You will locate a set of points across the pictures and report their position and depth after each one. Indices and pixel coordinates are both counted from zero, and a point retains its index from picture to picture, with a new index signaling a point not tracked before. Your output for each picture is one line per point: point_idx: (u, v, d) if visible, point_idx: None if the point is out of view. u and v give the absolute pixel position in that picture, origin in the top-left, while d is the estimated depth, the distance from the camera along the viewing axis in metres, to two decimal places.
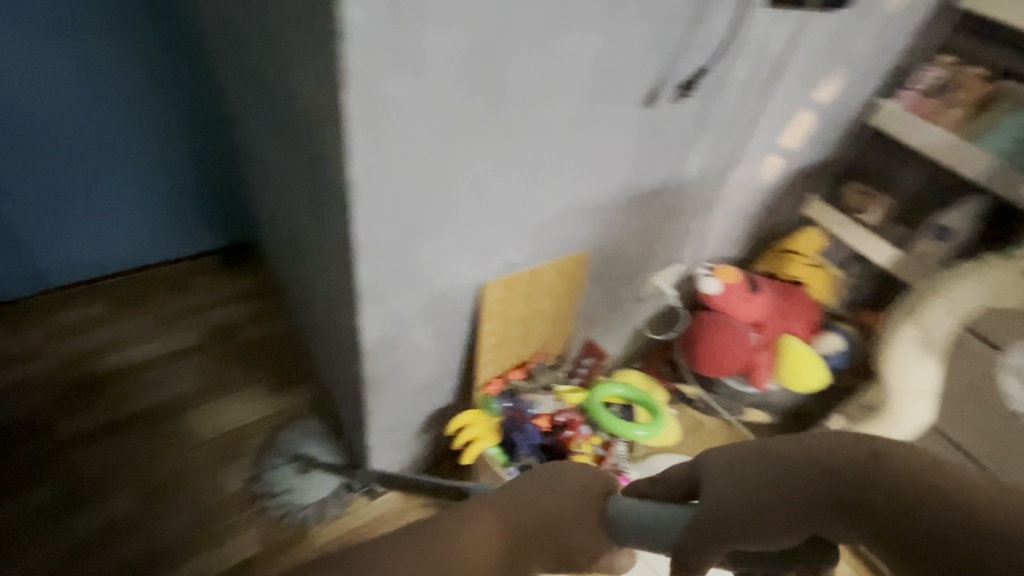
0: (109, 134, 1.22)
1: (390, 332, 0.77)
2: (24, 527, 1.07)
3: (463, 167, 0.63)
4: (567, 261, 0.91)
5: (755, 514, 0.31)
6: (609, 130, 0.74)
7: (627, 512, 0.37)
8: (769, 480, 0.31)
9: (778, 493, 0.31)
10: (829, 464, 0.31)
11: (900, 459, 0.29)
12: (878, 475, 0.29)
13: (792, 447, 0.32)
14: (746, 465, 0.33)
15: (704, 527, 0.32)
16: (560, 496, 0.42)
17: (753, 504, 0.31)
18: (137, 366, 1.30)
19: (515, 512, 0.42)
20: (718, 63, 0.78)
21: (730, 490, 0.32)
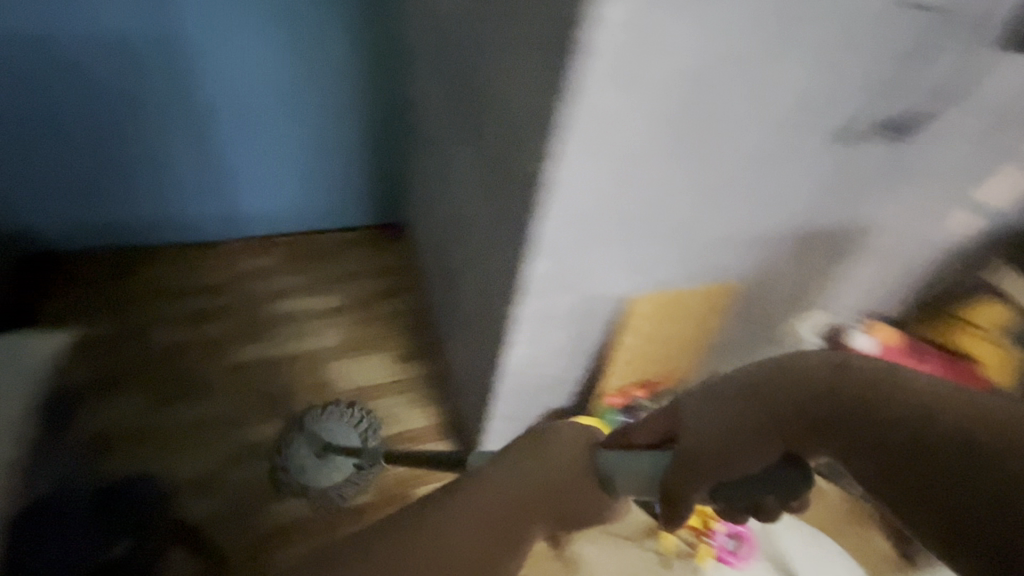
0: (312, 116, 1.41)
1: (537, 327, 0.82)
2: (199, 431, 1.29)
3: (648, 184, 0.65)
4: (715, 289, 0.90)
5: (734, 447, 0.43)
6: (795, 162, 0.72)
7: (615, 461, 0.51)
8: (743, 411, 0.44)
9: (752, 419, 0.44)
10: (791, 396, 0.43)
11: (852, 381, 0.42)
12: (827, 398, 0.42)
13: (761, 383, 0.45)
14: (723, 413, 0.44)
15: (688, 463, 0.44)
16: (556, 465, 0.57)
17: (731, 430, 0.44)
18: (297, 315, 1.50)
19: (494, 497, 0.58)
20: (933, 108, 0.72)
21: (699, 429, 0.45)
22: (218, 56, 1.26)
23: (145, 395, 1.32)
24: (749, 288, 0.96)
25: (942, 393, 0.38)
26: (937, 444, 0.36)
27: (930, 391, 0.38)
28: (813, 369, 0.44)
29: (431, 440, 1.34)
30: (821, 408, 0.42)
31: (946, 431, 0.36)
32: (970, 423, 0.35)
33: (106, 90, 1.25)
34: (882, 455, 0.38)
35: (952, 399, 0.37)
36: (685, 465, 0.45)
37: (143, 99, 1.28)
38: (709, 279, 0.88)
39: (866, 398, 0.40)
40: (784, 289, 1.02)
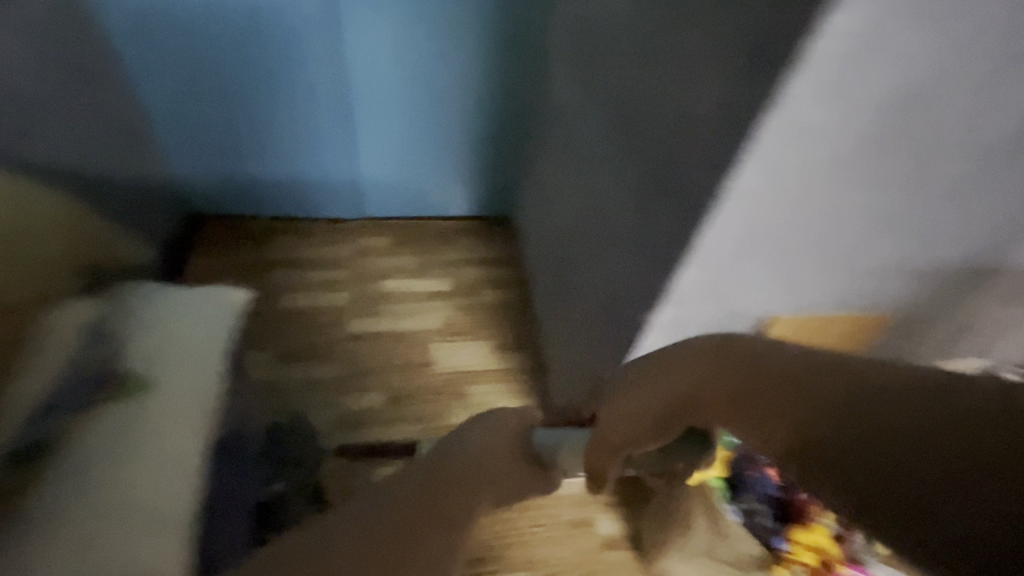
0: (445, 107, 1.48)
1: (669, 335, 0.81)
2: (315, 389, 1.40)
3: (828, 202, 0.63)
4: (862, 319, 0.85)
5: (635, 430, 0.46)
6: (995, 196, 0.66)
7: (547, 443, 0.51)
8: (643, 398, 0.46)
9: (653, 411, 0.45)
10: (671, 388, 0.44)
11: (740, 369, 0.41)
12: (720, 381, 0.42)
13: (650, 372, 0.46)
14: (625, 397, 0.47)
15: (595, 448, 0.48)
16: (493, 442, 0.44)
17: (638, 426, 0.46)
18: (408, 295, 1.59)
19: (419, 487, 0.38)
20: None
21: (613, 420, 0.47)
22: (376, 47, 1.36)
23: (271, 351, 1.45)
24: (896, 322, 0.89)
25: (843, 370, 0.37)
26: (823, 429, 0.35)
27: (826, 373, 0.37)
28: (695, 352, 0.44)
29: None
30: (713, 398, 0.42)
31: (843, 417, 0.35)
32: (879, 414, 0.34)
33: (274, 71, 1.38)
34: (770, 437, 0.38)
35: (842, 380, 0.36)
36: (600, 449, 0.47)
37: (306, 83, 1.41)
38: (857, 308, 0.83)
39: (760, 386, 0.39)
40: (933, 327, 0.93)
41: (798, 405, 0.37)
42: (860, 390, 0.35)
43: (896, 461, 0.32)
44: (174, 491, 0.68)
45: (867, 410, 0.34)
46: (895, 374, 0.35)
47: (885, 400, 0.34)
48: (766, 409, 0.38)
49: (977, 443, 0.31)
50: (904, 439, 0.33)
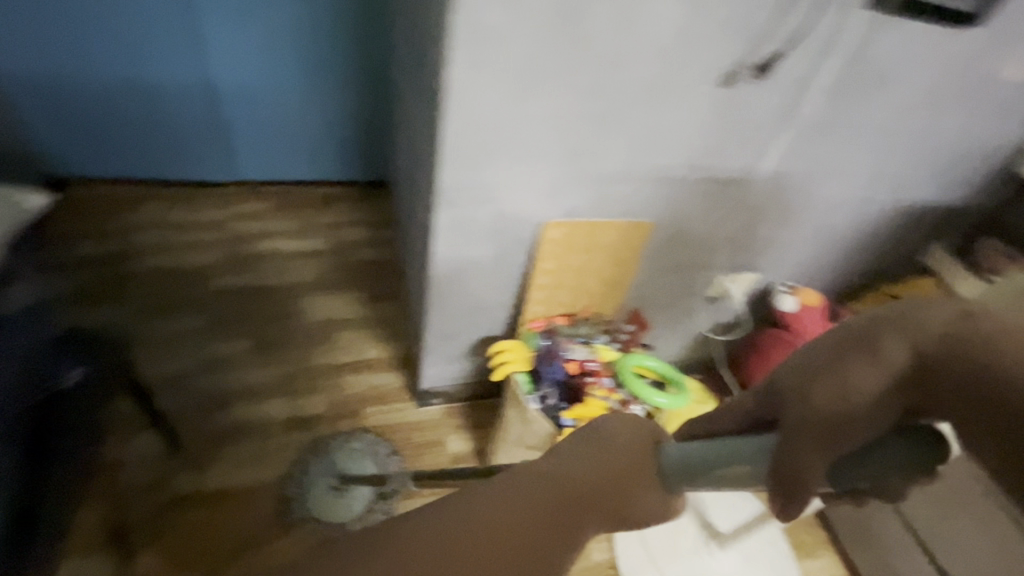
0: (304, 67, 1.52)
1: (458, 239, 0.93)
2: (171, 338, 1.39)
3: (540, 104, 0.77)
4: (627, 227, 0.99)
5: (836, 424, 0.32)
6: (685, 103, 0.82)
7: (676, 455, 0.36)
8: (800, 397, 0.34)
9: (891, 383, 0.33)
10: (861, 379, 0.33)
11: (953, 342, 0.33)
12: (911, 335, 0.34)
13: (851, 344, 0.35)
14: (803, 377, 0.35)
15: (786, 450, 0.33)
16: (608, 462, 0.36)
17: (871, 403, 0.33)
18: (279, 253, 1.63)
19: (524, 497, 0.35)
20: (800, 51, 0.81)
21: (843, 397, 0.33)
22: (221, 8, 1.39)
23: (133, 308, 1.44)
24: (668, 231, 1.04)
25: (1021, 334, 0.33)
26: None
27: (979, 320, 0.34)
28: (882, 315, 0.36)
29: (382, 371, 1.41)
30: (945, 366, 0.33)
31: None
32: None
33: (119, 26, 1.39)
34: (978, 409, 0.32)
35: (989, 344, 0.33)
36: (808, 450, 0.32)
37: (151, 42, 1.41)
38: (621, 215, 0.98)
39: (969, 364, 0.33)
40: (704, 238, 1.09)
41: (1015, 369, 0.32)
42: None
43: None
44: None
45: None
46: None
47: None
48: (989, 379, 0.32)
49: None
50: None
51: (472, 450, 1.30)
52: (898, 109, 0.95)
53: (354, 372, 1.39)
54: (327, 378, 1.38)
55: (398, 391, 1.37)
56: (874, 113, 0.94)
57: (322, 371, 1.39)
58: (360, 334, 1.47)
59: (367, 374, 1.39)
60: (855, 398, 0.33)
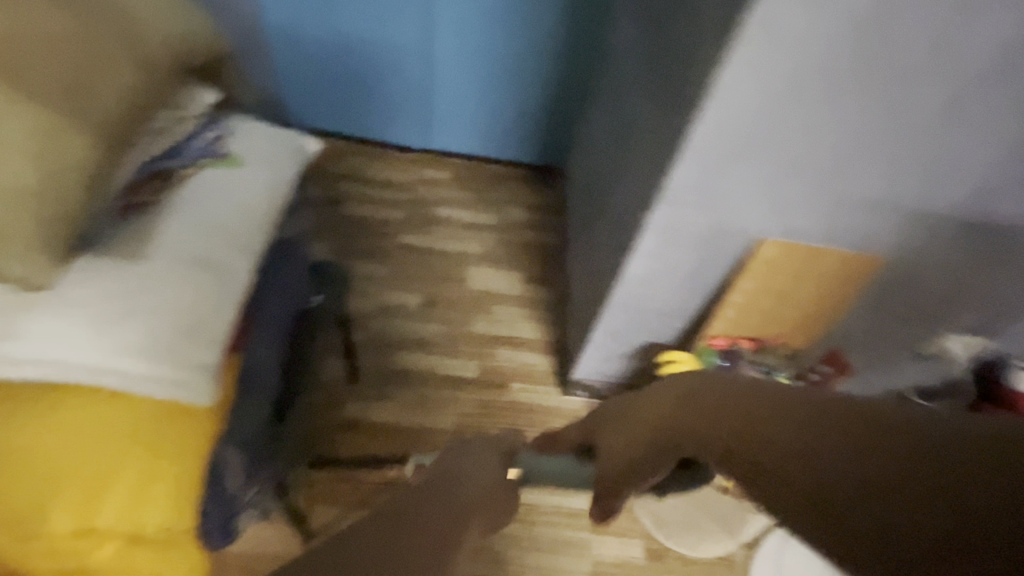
0: (517, 49, 1.57)
1: (665, 240, 0.91)
2: (358, 280, 1.56)
3: (806, 113, 0.72)
4: (854, 260, 0.90)
5: (616, 476, 0.42)
6: (978, 131, 0.71)
7: (543, 472, 0.47)
8: (606, 454, 0.45)
9: (638, 444, 0.41)
10: (626, 452, 0.42)
11: (706, 400, 0.38)
12: (685, 413, 0.38)
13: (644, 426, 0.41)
14: (615, 445, 0.44)
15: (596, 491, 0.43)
16: (479, 480, 0.46)
17: (631, 449, 0.42)
18: (456, 221, 1.74)
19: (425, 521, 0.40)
20: None
21: (614, 454, 0.43)
22: None
23: (332, 248, 1.63)
24: (901, 271, 0.91)
25: (792, 397, 0.33)
26: (799, 466, 0.30)
27: (774, 395, 0.34)
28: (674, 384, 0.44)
29: (532, 351, 1.45)
30: (676, 430, 0.38)
31: (813, 438, 0.31)
32: (836, 437, 0.30)
33: None
34: (725, 457, 0.34)
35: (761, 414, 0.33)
36: (603, 488, 0.43)
37: None
38: (852, 245, 0.88)
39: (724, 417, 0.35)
40: (942, 287, 0.94)
41: (764, 427, 0.32)
42: (839, 427, 0.31)
43: (875, 507, 0.28)
44: (214, 269, 0.66)
45: (808, 447, 0.30)
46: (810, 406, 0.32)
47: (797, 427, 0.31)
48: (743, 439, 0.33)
49: (900, 462, 0.29)
50: (835, 463, 0.29)
51: None
52: None
53: (507, 347, 1.45)
54: (481, 346, 1.45)
55: (544, 373, 1.40)
56: None
57: (478, 339, 1.46)
58: (515, 311, 1.53)
59: (518, 351, 1.44)
60: (619, 458, 0.42)
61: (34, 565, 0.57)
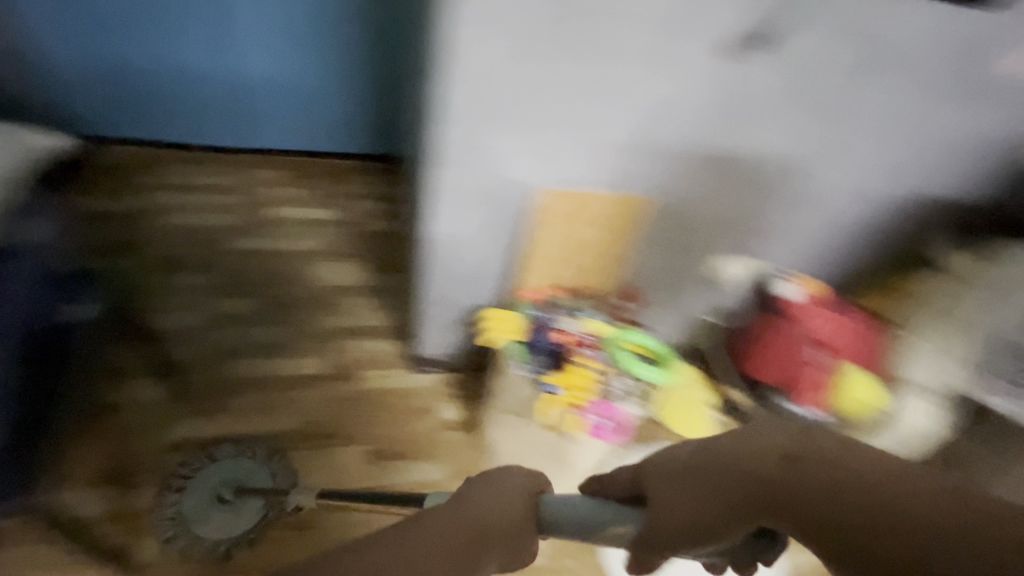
0: (314, 40, 1.50)
1: (452, 199, 0.95)
2: (179, 291, 1.44)
3: (535, 65, 0.78)
4: (625, 200, 1.00)
5: (696, 531, 0.47)
6: (680, 72, 0.82)
7: (559, 513, 0.49)
8: (667, 501, 0.47)
9: (715, 497, 0.47)
10: (710, 506, 0.47)
11: (809, 466, 0.47)
12: (787, 470, 0.47)
13: (748, 483, 0.48)
14: (686, 480, 0.48)
15: (646, 540, 0.46)
16: (507, 497, 0.54)
17: (703, 502, 0.47)
18: (291, 219, 1.65)
19: (447, 525, 0.53)
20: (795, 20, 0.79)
21: (686, 504, 0.47)
22: None
23: (145, 263, 1.49)
24: (666, 206, 1.04)
25: (879, 469, 0.45)
26: (857, 510, 0.44)
27: (838, 465, 0.46)
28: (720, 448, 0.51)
29: (381, 337, 1.43)
30: (775, 488, 0.47)
31: (866, 496, 0.44)
32: (898, 499, 0.43)
33: None
34: (802, 514, 0.46)
35: (840, 476, 0.45)
36: (663, 546, 0.46)
37: None
38: (619, 188, 0.98)
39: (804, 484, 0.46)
40: (701, 215, 1.07)
41: (845, 489, 0.45)
42: (869, 480, 0.45)
43: (928, 540, 0.42)
44: None
45: (876, 492, 0.44)
46: (897, 486, 0.44)
47: (860, 485, 0.45)
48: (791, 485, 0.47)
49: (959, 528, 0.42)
50: (901, 524, 0.42)
51: (463, 419, 1.31)
52: (904, 88, 0.91)
53: (354, 337, 1.42)
54: (326, 341, 1.40)
55: (394, 357, 1.39)
56: (878, 97, 0.92)
57: (322, 334, 1.41)
58: (360, 300, 1.49)
59: (366, 341, 1.42)
60: (696, 510, 0.47)
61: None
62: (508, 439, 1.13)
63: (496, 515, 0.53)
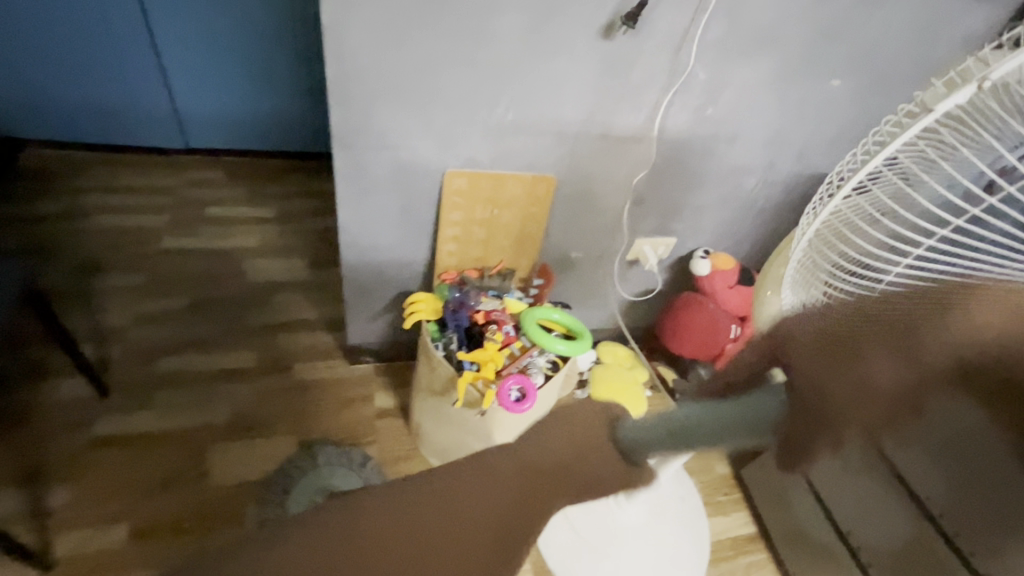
0: (247, 35, 1.56)
1: (359, 183, 0.96)
2: (107, 292, 1.42)
3: (420, 47, 0.82)
4: (533, 180, 1.03)
5: (859, 411, 0.37)
6: (564, 53, 0.87)
7: (640, 436, 0.39)
8: (884, 374, 0.37)
9: (925, 378, 0.35)
10: (886, 386, 0.36)
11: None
12: (944, 348, 0.35)
13: (890, 347, 0.37)
14: (881, 393, 0.36)
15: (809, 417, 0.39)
16: (567, 437, 0.38)
17: (869, 384, 0.37)
18: (227, 219, 1.65)
19: (489, 480, 0.35)
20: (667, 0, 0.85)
21: (859, 381, 0.37)
22: None
23: (70, 265, 1.46)
24: (573, 186, 1.07)
25: None
26: None
27: None
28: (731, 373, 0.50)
29: (316, 330, 1.44)
30: (963, 371, 0.35)
31: None
32: None
33: None
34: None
35: None
36: (831, 425, 0.38)
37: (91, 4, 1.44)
38: (526, 167, 1.02)
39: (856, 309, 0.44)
40: (609, 196, 1.12)
41: None
42: None
43: None
44: None
45: None
46: None
47: None
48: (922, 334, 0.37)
49: None
50: None
51: (397, 406, 1.33)
52: (781, 67, 0.98)
53: (289, 331, 1.42)
54: (259, 336, 1.41)
55: (329, 349, 1.40)
56: (758, 76, 0.98)
57: (255, 329, 1.42)
58: (295, 294, 1.50)
59: (300, 335, 1.42)
60: (875, 383, 0.37)
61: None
62: (433, 421, 1.15)
63: (555, 455, 0.37)
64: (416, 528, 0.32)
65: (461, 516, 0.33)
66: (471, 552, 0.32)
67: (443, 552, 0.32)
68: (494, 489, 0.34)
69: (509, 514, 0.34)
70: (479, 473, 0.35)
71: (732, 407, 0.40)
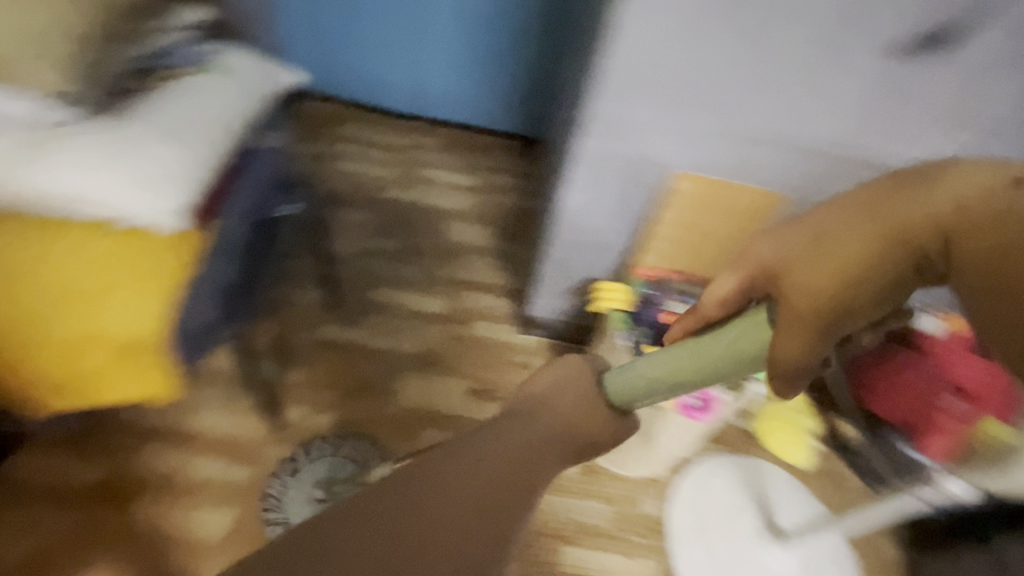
0: (497, 23, 1.70)
1: (594, 167, 1.03)
2: (339, 222, 1.67)
3: (698, 51, 0.85)
4: (763, 197, 1.01)
5: (835, 291, 0.42)
6: (843, 70, 0.85)
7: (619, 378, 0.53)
8: (812, 252, 0.43)
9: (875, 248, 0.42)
10: (848, 278, 0.42)
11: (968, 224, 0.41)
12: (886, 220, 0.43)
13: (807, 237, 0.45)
14: (821, 276, 0.42)
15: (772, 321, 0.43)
16: (549, 423, 0.49)
17: (818, 276, 0.42)
18: (440, 181, 1.85)
19: (477, 466, 0.43)
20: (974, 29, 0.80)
21: (804, 272, 0.43)
22: None
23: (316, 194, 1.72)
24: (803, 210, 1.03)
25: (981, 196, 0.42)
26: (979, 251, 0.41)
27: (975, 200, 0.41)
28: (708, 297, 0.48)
29: (497, 295, 1.57)
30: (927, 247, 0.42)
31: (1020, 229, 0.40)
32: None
33: None
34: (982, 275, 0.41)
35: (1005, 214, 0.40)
36: (786, 323, 0.42)
37: None
38: (758, 182, 1.00)
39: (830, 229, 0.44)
40: None
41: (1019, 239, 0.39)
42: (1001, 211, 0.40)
43: None
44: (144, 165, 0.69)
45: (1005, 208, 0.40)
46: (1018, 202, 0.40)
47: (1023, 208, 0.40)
48: (895, 235, 0.43)
49: None
50: None
51: None
52: None
53: (475, 291, 1.57)
54: (451, 289, 1.57)
55: (506, 315, 1.52)
56: None
57: (448, 282, 1.59)
58: (485, 259, 1.66)
59: (482, 296, 1.57)
60: (821, 272, 0.42)
61: (33, 360, 0.70)
62: None
63: (537, 433, 0.48)
64: (417, 509, 0.40)
65: (458, 508, 0.41)
66: (472, 545, 0.40)
67: (454, 526, 0.40)
68: (477, 487, 0.42)
69: (499, 501, 0.42)
70: (464, 468, 0.43)
71: (721, 346, 0.46)
